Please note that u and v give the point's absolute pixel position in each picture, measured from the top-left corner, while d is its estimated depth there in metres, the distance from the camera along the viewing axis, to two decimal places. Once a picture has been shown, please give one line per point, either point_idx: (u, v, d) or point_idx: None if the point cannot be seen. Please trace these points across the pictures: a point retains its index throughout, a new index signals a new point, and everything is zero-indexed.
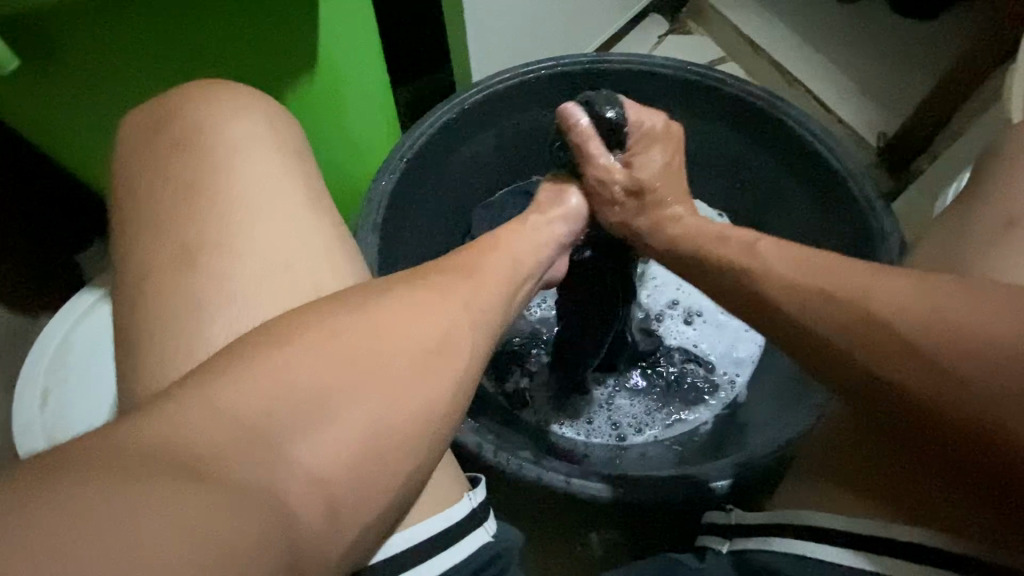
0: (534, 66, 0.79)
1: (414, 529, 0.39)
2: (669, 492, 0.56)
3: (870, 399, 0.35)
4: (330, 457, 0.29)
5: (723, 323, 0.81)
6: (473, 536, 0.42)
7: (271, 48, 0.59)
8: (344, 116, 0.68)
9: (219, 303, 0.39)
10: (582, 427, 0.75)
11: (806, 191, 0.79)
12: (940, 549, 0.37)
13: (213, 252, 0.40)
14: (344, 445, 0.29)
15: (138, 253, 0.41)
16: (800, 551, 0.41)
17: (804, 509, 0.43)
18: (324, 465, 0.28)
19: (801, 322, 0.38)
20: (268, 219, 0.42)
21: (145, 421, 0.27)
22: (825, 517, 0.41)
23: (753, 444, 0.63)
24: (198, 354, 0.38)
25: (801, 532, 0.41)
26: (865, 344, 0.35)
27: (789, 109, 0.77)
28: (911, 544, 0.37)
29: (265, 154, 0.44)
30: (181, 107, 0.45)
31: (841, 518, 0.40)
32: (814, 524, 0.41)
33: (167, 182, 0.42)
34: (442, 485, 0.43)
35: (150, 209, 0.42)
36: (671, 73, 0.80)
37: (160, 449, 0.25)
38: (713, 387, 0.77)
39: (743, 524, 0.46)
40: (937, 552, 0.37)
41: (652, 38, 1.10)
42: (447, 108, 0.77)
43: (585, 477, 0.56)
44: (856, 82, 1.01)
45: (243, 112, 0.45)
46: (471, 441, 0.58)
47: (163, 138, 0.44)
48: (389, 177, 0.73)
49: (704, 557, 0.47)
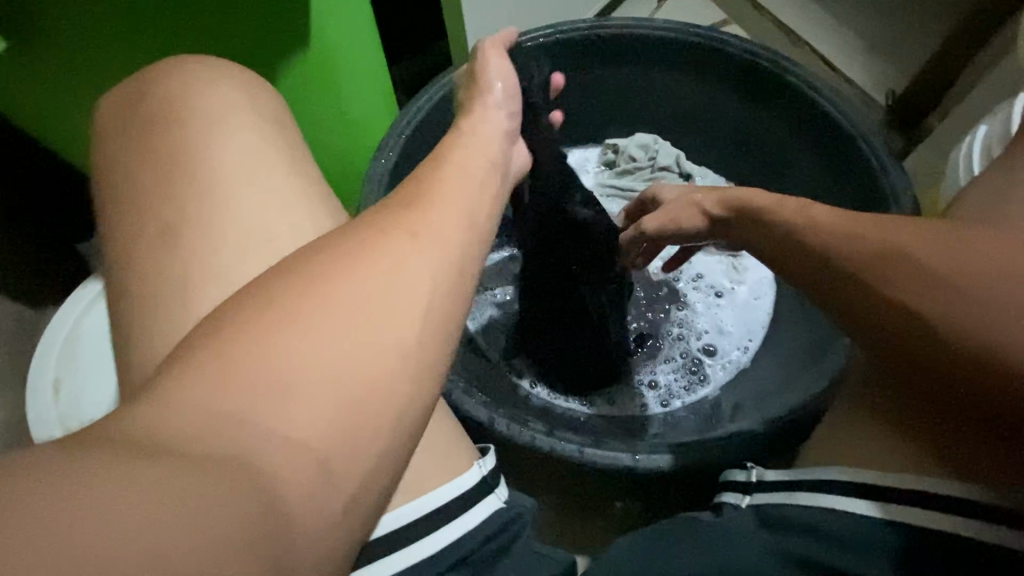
0: (533, 33, 0.78)
1: (423, 500, 0.40)
2: (687, 457, 0.56)
3: (885, 344, 0.36)
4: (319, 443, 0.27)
5: (737, 292, 0.81)
6: (485, 503, 0.42)
7: (258, 25, 0.57)
8: (341, 95, 0.67)
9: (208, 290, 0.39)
10: (593, 398, 0.75)
11: (815, 153, 0.77)
12: (967, 496, 0.35)
13: (191, 237, 0.39)
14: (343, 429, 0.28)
15: (120, 236, 0.40)
16: (822, 504, 0.40)
17: (831, 465, 0.41)
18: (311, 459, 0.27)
19: (833, 265, 0.39)
20: (249, 199, 0.41)
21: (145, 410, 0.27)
22: (846, 472, 0.40)
23: (766, 406, 0.63)
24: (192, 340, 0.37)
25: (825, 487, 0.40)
26: (915, 268, 0.35)
27: (795, 68, 0.75)
28: (937, 491, 0.36)
29: (243, 134, 0.43)
30: (167, 83, 0.44)
31: (863, 471, 0.39)
32: (834, 479, 0.40)
33: (149, 162, 0.41)
34: (450, 454, 0.43)
35: (132, 191, 0.41)
36: (674, 35, 0.78)
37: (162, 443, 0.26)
38: (719, 351, 0.77)
39: (766, 481, 0.45)
40: (960, 499, 0.35)
41: (653, 1, 1.07)
42: (446, 79, 0.75)
43: (597, 445, 0.56)
44: (863, 39, 0.98)
45: (226, 92, 0.44)
46: (483, 414, 0.58)
47: (147, 116, 0.43)
48: (389, 154, 0.72)
49: (722, 512, 0.46)
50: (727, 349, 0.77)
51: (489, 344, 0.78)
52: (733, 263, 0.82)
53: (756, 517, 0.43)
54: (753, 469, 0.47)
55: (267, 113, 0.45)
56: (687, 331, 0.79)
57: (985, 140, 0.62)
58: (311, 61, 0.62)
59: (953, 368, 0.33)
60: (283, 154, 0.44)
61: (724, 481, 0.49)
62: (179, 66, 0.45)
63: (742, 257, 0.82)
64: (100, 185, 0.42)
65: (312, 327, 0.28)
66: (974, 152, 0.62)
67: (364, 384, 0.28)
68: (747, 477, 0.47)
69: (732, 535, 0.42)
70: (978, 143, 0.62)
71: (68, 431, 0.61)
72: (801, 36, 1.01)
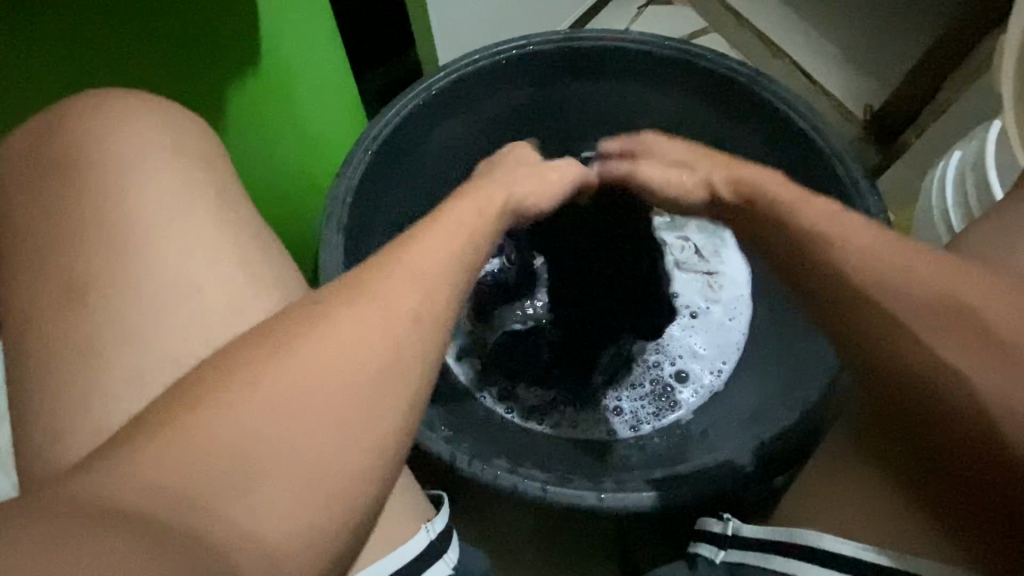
0: (504, 46, 0.75)
1: (364, 572, 0.37)
2: (660, 497, 0.53)
3: (882, 395, 0.34)
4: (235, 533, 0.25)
5: (711, 312, 0.79)
6: (433, 571, 0.39)
7: (206, 42, 0.55)
8: (300, 112, 0.64)
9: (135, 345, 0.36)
10: (565, 425, 0.73)
11: (791, 171, 0.76)
12: (938, 573, 0.35)
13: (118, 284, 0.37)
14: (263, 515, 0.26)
15: (38, 282, 0.37)
16: (800, 572, 0.38)
17: (811, 526, 0.40)
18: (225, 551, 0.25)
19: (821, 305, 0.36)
20: (184, 243, 0.39)
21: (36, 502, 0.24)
22: (831, 539, 0.38)
23: (738, 438, 0.61)
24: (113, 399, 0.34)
25: (803, 551, 0.39)
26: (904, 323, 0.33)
27: (771, 84, 0.73)
28: (916, 571, 0.35)
29: (178, 171, 0.40)
30: (99, 111, 0.41)
31: (844, 539, 0.38)
32: (825, 548, 0.38)
33: (73, 202, 0.38)
34: (401, 513, 0.40)
35: (53, 232, 0.38)
36: (648, 49, 0.76)
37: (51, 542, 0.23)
38: (693, 375, 0.76)
39: (739, 536, 0.43)
40: (929, 574, 0.35)
41: (630, 11, 1.05)
42: (414, 94, 0.73)
43: (563, 483, 0.54)
44: (842, 52, 0.96)
45: (160, 125, 0.42)
46: (446, 452, 0.55)
47: (73, 150, 0.40)
48: (353, 174, 0.69)
49: (695, 566, 0.44)
50: (701, 372, 0.76)
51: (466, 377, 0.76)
52: (709, 283, 0.81)
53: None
54: (729, 520, 0.44)
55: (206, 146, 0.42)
56: (661, 353, 0.77)
57: (959, 165, 0.61)
58: (264, 77, 0.59)
59: (955, 437, 0.31)
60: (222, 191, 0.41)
61: (700, 529, 0.47)
62: (110, 96, 0.42)
63: (719, 276, 0.81)
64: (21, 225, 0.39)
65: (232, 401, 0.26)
66: (948, 178, 0.61)
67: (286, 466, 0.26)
68: (724, 528, 0.44)
69: None
70: (953, 168, 0.61)
71: None
72: (780, 48, 1.00)
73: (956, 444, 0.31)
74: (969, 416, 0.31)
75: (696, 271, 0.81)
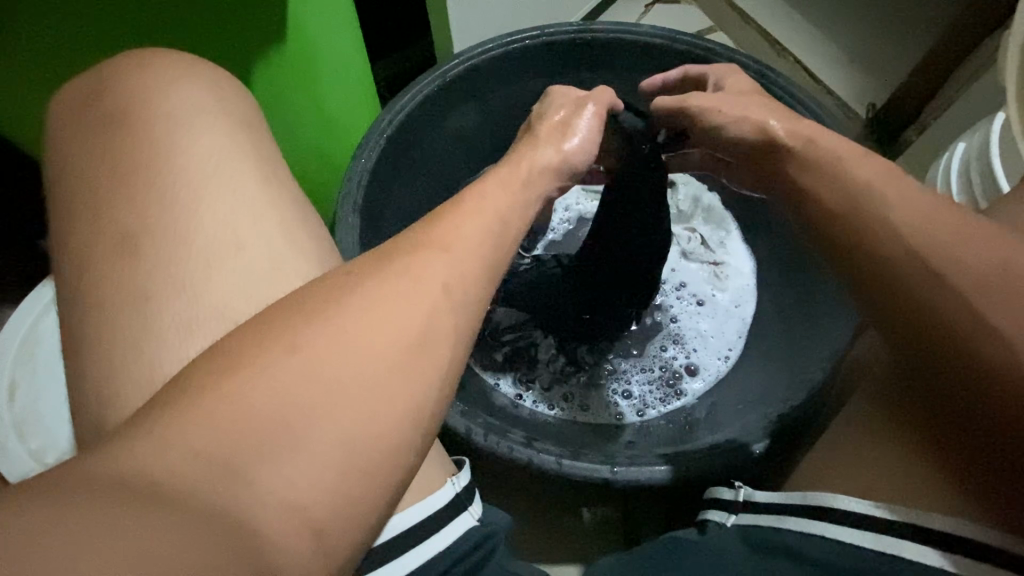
0: (518, 36, 0.76)
1: (396, 519, 0.38)
2: (666, 471, 0.55)
3: (908, 342, 0.36)
4: (302, 469, 0.25)
5: (716, 300, 0.81)
6: (459, 520, 0.41)
7: (232, 20, 0.56)
8: (318, 92, 0.65)
9: (178, 301, 0.37)
10: (571, 404, 0.74)
11: None
12: (960, 532, 0.35)
13: (159, 245, 0.38)
14: (323, 452, 0.26)
15: (79, 242, 0.38)
16: (816, 532, 0.40)
17: (829, 492, 0.41)
18: (289, 492, 0.25)
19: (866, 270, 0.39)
20: (219, 206, 0.40)
21: (110, 438, 0.25)
22: (846, 499, 0.39)
23: (746, 419, 0.63)
24: (157, 356, 0.35)
25: (820, 512, 0.40)
26: None
27: (782, 79, 0.73)
28: (934, 527, 0.36)
29: (207, 138, 0.41)
30: (136, 82, 0.42)
31: (859, 499, 0.39)
32: (838, 506, 0.40)
33: (117, 163, 0.39)
34: (426, 471, 0.42)
35: (97, 193, 0.39)
36: (660, 43, 0.76)
37: (123, 468, 0.24)
38: (695, 358, 0.78)
39: (752, 501, 0.45)
40: (951, 535, 0.35)
41: (639, 8, 1.06)
42: (429, 79, 0.74)
43: (575, 458, 0.55)
44: (847, 51, 0.98)
45: (193, 95, 0.43)
46: (461, 424, 0.56)
47: (113, 116, 0.41)
48: (369, 154, 0.70)
49: (706, 529, 0.47)
50: (703, 358, 0.78)
51: (481, 362, 0.76)
52: (716, 271, 0.82)
53: (742, 538, 0.44)
54: (741, 488, 0.47)
55: (231, 115, 0.43)
56: (668, 344, 0.79)
57: (964, 157, 0.64)
58: (287, 58, 0.60)
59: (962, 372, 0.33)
60: (256, 161, 0.42)
61: (709, 497, 0.50)
62: (144, 66, 0.43)
63: (725, 266, 0.82)
64: (60, 185, 0.40)
65: (303, 344, 0.28)
66: (952, 168, 0.64)
67: (345, 412, 0.27)
68: (735, 495, 0.47)
69: (713, 555, 0.43)
70: (958, 160, 0.64)
71: (25, 438, 0.58)
72: (785, 47, 1.01)
73: (962, 382, 0.34)
74: (979, 362, 0.33)
75: (704, 261, 0.83)
